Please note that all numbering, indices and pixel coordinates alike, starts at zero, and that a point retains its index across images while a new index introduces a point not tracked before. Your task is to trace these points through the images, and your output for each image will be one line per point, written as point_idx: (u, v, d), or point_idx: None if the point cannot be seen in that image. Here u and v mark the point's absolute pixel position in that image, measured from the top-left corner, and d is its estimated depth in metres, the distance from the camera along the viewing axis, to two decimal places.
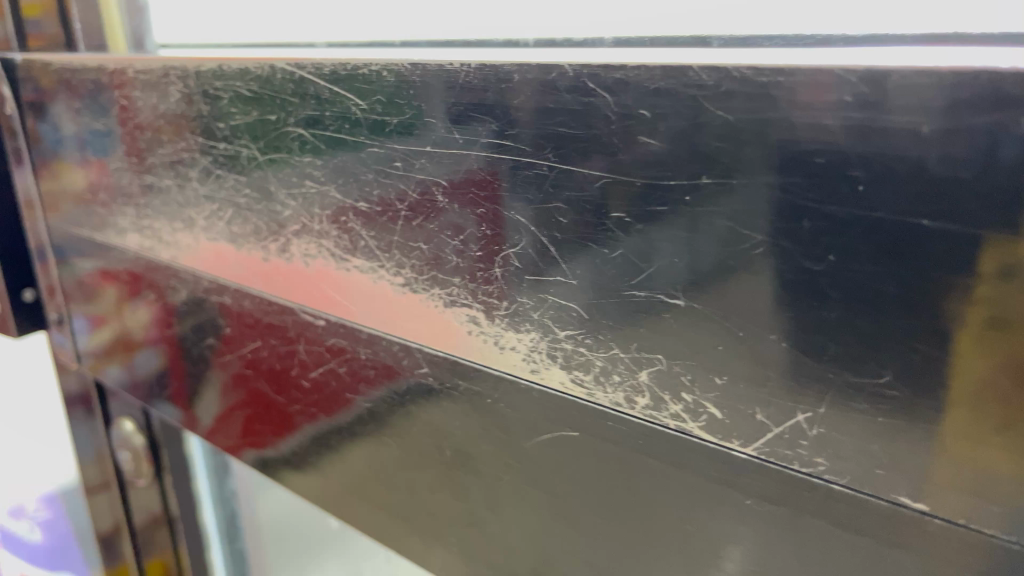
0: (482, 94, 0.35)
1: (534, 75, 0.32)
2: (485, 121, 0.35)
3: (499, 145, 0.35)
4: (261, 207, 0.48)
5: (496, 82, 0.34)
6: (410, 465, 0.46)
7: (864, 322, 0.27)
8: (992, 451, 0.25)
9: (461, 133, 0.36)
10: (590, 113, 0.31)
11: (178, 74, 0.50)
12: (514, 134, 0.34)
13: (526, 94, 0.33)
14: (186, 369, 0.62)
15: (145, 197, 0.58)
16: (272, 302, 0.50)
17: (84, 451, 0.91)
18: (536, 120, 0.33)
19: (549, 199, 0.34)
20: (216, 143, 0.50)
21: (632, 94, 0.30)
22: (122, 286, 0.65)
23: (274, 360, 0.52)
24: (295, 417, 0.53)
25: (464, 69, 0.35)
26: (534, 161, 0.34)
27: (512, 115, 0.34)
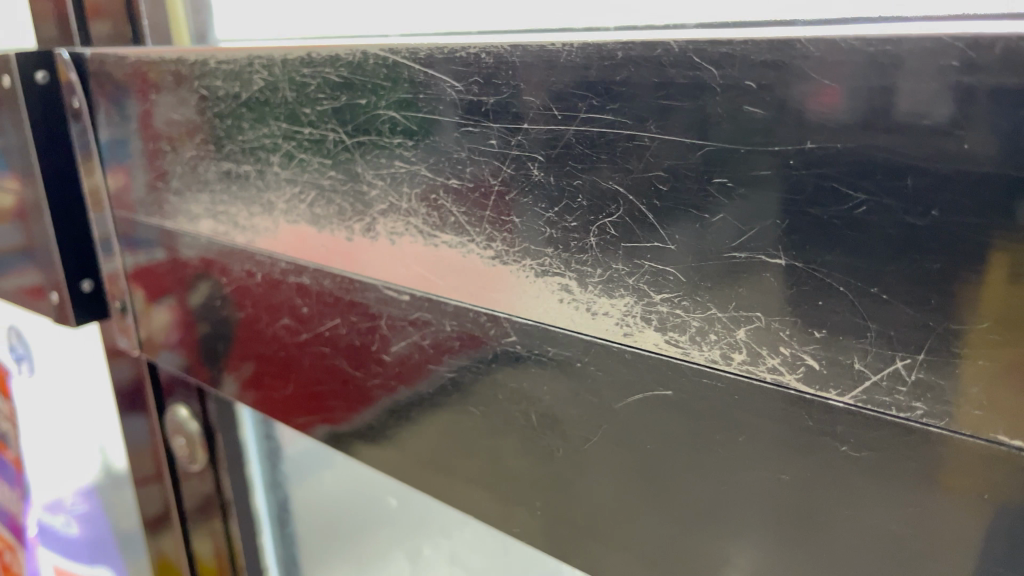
0: (585, 72, 0.37)
1: (640, 52, 0.35)
2: (586, 97, 0.37)
3: (600, 119, 0.37)
4: (346, 188, 0.51)
5: (599, 60, 0.36)
6: (494, 432, 0.48)
7: (966, 271, 0.29)
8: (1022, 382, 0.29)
9: (561, 109, 0.38)
10: (695, 86, 0.34)
11: (263, 63, 0.53)
12: (616, 109, 0.36)
13: (630, 70, 0.35)
14: (241, 359, 0.66)
15: (222, 184, 0.60)
16: (354, 280, 0.52)
17: (134, 439, 0.93)
18: (638, 94, 0.35)
19: (649, 169, 0.36)
20: (301, 129, 0.52)
21: (739, 67, 0.32)
22: (151, 292, 0.75)
23: (355, 337, 0.54)
24: (373, 391, 0.55)
25: (567, 49, 0.37)
26: (635, 133, 0.36)
27: (614, 90, 0.36)
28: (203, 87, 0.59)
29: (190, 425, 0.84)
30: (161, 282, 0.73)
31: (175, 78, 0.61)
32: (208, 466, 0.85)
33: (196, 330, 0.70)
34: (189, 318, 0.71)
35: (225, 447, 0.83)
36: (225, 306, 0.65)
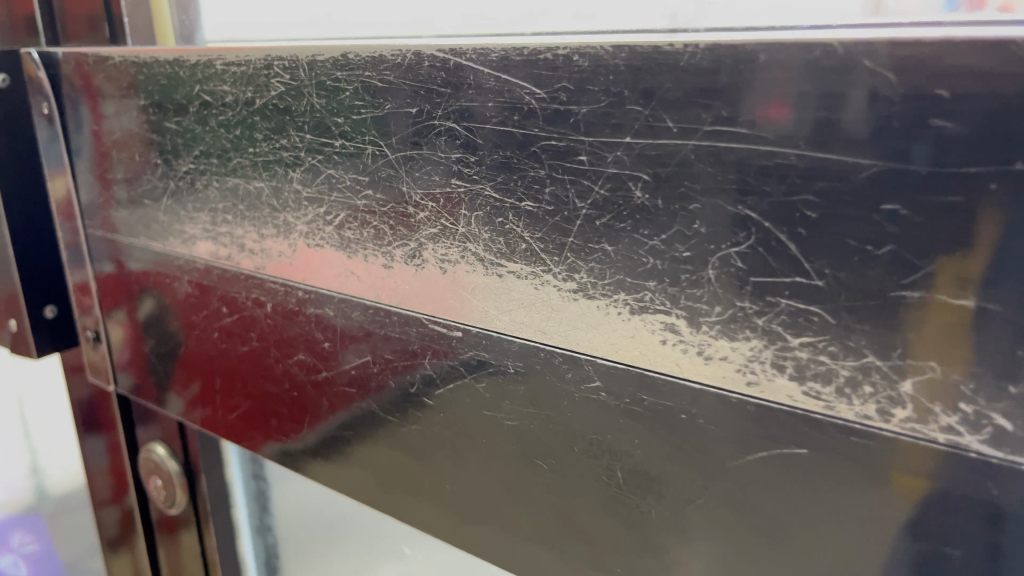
0: (713, 78, 0.31)
1: (789, 54, 0.30)
2: (712, 107, 0.32)
3: (730, 132, 0.31)
4: (387, 208, 0.44)
5: (733, 63, 0.31)
6: (562, 490, 0.41)
7: None
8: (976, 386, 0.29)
9: (678, 121, 0.33)
10: (865, 95, 0.28)
11: (284, 64, 0.46)
12: (752, 121, 0.31)
13: (775, 76, 0.30)
14: (241, 399, 0.58)
15: (225, 201, 0.53)
16: (391, 313, 0.46)
17: (94, 464, 0.83)
18: (782, 102, 0.30)
19: (794, 192, 0.31)
20: (331, 140, 0.45)
21: (926, 73, 0.27)
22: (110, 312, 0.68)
23: (390, 377, 0.48)
24: (409, 437, 0.48)
25: (689, 50, 0.32)
26: (777, 150, 0.31)
27: (750, 98, 0.31)
28: (205, 93, 0.52)
29: (168, 465, 0.75)
30: (120, 303, 0.66)
31: (172, 82, 0.54)
32: (188, 510, 0.77)
33: (161, 353, 0.64)
34: (151, 342, 0.65)
35: (207, 489, 0.75)
36: (222, 338, 0.57)
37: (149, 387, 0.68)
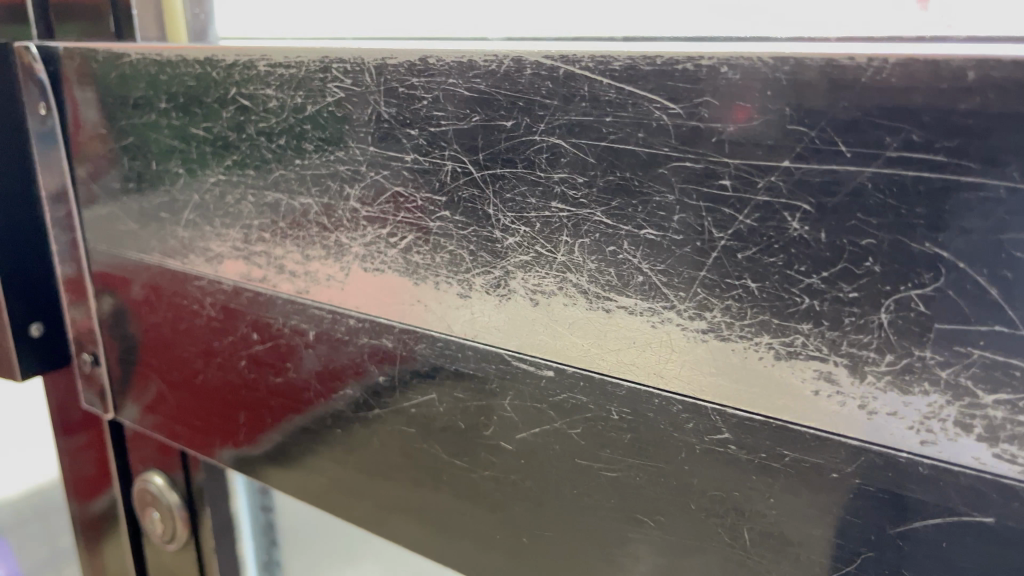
0: (904, 97, 0.27)
1: (1009, 74, 0.26)
2: (900, 130, 0.28)
3: (922, 159, 0.27)
4: (468, 231, 0.39)
5: (932, 81, 0.27)
6: (672, 550, 0.37)
7: None
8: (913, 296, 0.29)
9: (854, 145, 0.29)
10: None
11: (345, 67, 0.41)
12: (951, 147, 0.27)
13: (987, 98, 0.26)
14: (269, 433, 0.53)
15: (262, 217, 0.48)
16: (466, 347, 0.41)
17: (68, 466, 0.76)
18: (994, 127, 0.26)
19: (1000, 230, 0.27)
20: (401, 155, 0.41)
21: None
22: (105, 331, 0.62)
23: (458, 417, 0.43)
24: (476, 485, 0.43)
25: (875, 65, 0.28)
26: (983, 182, 0.27)
27: (951, 122, 0.27)
28: (244, 97, 0.46)
29: (168, 497, 0.69)
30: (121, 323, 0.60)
31: (202, 83, 0.48)
32: (188, 544, 0.70)
33: (168, 380, 0.58)
34: (156, 367, 0.59)
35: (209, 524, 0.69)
36: (250, 367, 0.52)
37: (149, 416, 0.61)
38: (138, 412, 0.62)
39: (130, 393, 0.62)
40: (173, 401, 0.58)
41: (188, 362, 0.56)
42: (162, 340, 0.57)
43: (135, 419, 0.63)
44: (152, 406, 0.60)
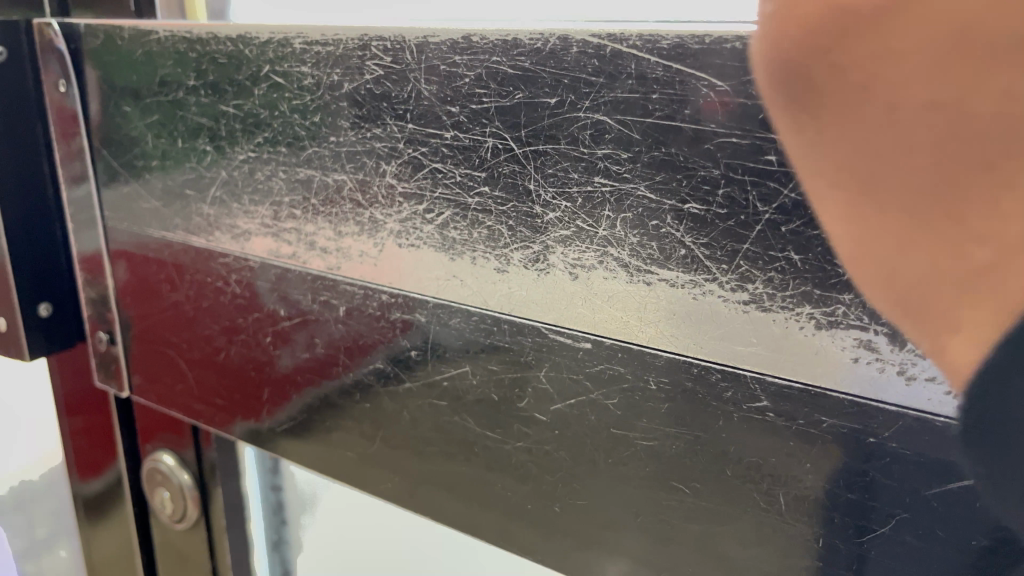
0: None
1: None
2: None
3: None
4: (507, 207, 0.40)
5: None
6: (706, 515, 0.38)
7: None
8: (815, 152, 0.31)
9: None
10: None
11: (385, 45, 0.42)
12: None
13: None
14: (293, 409, 0.53)
15: (293, 193, 0.49)
16: (501, 321, 0.42)
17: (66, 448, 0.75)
18: None
19: None
20: (440, 132, 0.41)
21: None
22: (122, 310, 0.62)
23: (492, 390, 0.44)
24: (509, 455, 0.44)
25: None
26: None
27: None
28: (277, 74, 0.47)
29: (179, 477, 0.69)
30: (140, 301, 0.60)
31: (233, 61, 0.48)
32: (197, 524, 0.71)
33: (188, 357, 0.59)
34: (176, 344, 0.59)
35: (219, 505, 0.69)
36: (275, 343, 0.52)
37: (167, 393, 0.62)
38: (154, 390, 0.62)
39: (147, 371, 0.62)
40: (193, 378, 0.59)
41: (209, 339, 0.56)
42: (182, 317, 0.58)
43: (151, 397, 0.63)
44: (171, 383, 0.61)
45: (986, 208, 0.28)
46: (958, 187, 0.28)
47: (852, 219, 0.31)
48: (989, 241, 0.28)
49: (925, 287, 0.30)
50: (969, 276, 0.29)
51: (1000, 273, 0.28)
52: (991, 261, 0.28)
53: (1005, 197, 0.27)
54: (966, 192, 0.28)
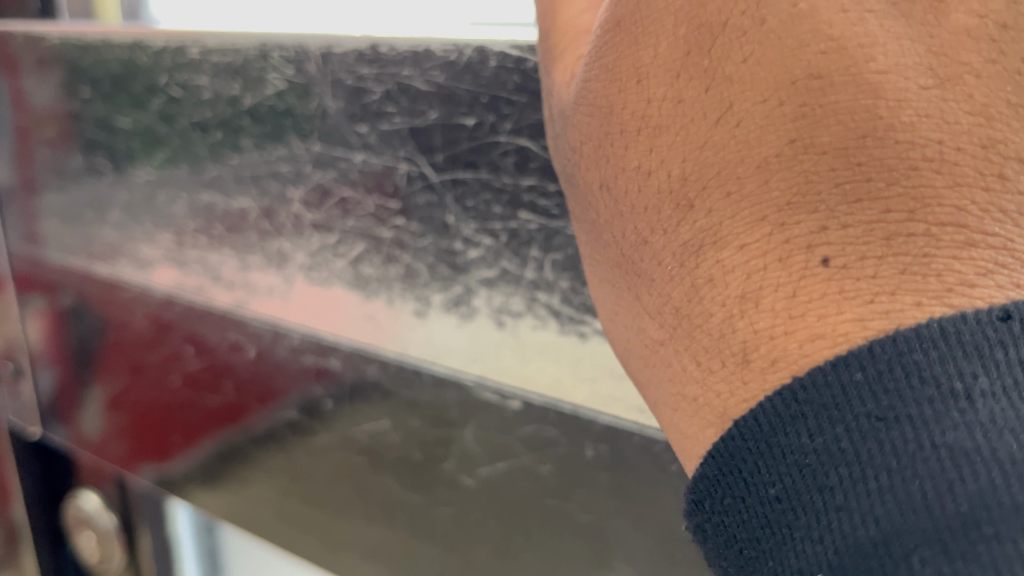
0: None
1: None
2: None
3: None
4: (424, 241, 0.35)
5: None
6: None
7: None
8: (638, 196, 0.19)
9: None
10: None
11: (287, 55, 0.36)
12: None
13: None
14: (207, 457, 0.48)
15: (195, 219, 0.43)
16: (422, 371, 0.37)
17: None
18: None
19: None
20: (349, 154, 0.36)
21: None
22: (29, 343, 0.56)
23: (413, 448, 0.38)
24: (434, 522, 0.39)
25: None
26: None
27: None
28: (175, 86, 0.41)
29: (103, 518, 0.63)
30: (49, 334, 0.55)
31: (128, 70, 0.43)
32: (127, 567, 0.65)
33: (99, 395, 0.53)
34: (87, 381, 0.53)
35: (146, 546, 0.63)
36: (185, 385, 0.47)
37: (81, 433, 0.56)
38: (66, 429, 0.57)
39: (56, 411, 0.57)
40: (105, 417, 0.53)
41: (120, 376, 0.51)
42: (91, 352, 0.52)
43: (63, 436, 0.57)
44: (83, 423, 0.55)
45: (694, 291, 0.18)
46: (664, 265, 0.19)
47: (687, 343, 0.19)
48: (706, 333, 0.18)
49: (661, 395, 0.20)
50: (678, 379, 0.19)
51: (710, 394, 0.18)
52: (716, 371, 0.18)
53: (710, 279, 0.18)
54: (673, 272, 0.19)
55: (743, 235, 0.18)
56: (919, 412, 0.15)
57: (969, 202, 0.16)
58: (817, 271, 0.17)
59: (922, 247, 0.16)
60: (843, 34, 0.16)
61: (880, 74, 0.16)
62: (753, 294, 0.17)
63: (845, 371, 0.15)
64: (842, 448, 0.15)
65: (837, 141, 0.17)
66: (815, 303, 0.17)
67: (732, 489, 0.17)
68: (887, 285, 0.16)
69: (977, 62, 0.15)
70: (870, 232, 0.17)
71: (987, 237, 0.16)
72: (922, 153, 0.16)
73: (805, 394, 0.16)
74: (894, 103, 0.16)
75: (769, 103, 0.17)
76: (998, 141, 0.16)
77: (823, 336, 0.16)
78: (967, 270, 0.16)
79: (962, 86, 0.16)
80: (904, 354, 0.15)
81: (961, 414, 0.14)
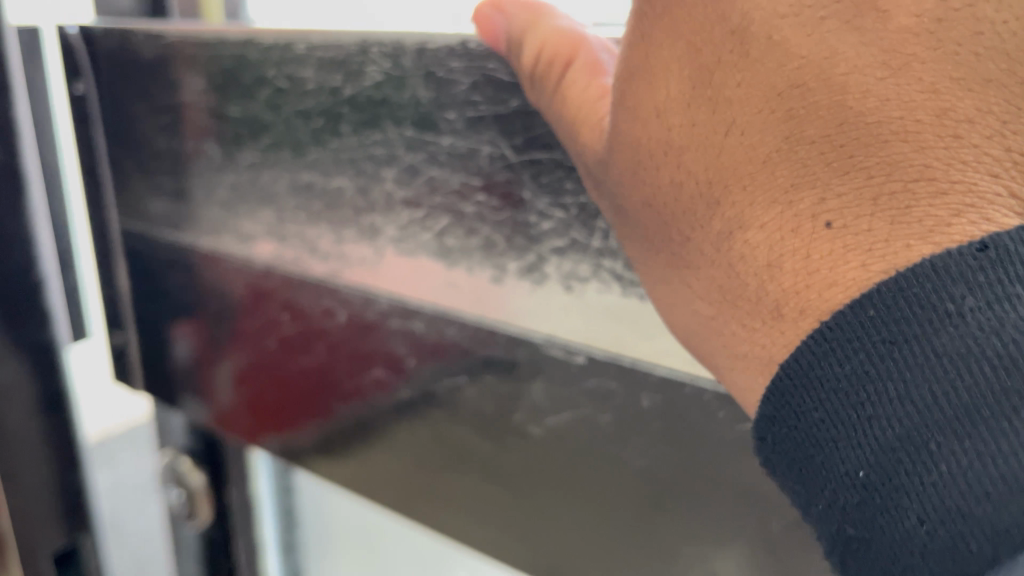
0: None
1: None
2: None
3: None
4: (503, 214, 0.40)
5: None
6: (699, 538, 0.37)
7: None
8: (682, 193, 0.26)
9: None
10: None
11: (384, 50, 0.40)
12: None
13: None
14: (304, 410, 0.53)
15: (297, 198, 0.49)
16: (496, 333, 0.41)
17: None
18: None
19: None
20: (437, 138, 0.40)
21: None
22: (140, 322, 0.63)
23: (486, 402, 0.43)
24: (505, 466, 0.43)
25: None
26: None
27: None
28: (281, 78, 0.45)
29: (191, 477, 0.67)
30: (155, 311, 0.61)
31: (237, 64, 0.47)
32: (215, 522, 0.70)
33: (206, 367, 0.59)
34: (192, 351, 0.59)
35: (233, 502, 0.68)
36: (282, 347, 0.52)
37: (190, 400, 0.62)
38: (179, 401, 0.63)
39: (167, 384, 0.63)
40: (211, 383, 0.59)
41: (223, 340, 0.56)
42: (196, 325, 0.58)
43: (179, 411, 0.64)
44: (192, 395, 0.62)
45: (733, 266, 0.25)
46: (711, 249, 0.26)
47: (735, 301, 0.26)
48: (750, 295, 0.25)
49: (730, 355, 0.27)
50: (739, 338, 0.26)
51: (761, 344, 0.25)
52: (759, 328, 0.25)
53: (742, 256, 0.25)
54: (718, 254, 0.26)
55: (762, 217, 0.24)
56: (923, 333, 0.21)
57: (935, 160, 0.22)
58: (825, 231, 0.23)
59: (905, 202, 0.22)
60: (810, 54, 0.23)
61: (845, 76, 0.22)
62: (777, 261, 0.24)
63: (861, 310, 0.22)
64: (866, 371, 0.21)
65: (823, 135, 0.23)
66: (826, 258, 0.23)
67: (791, 416, 0.23)
68: (880, 237, 0.22)
69: (922, 52, 0.22)
70: (862, 196, 0.23)
71: (954, 184, 0.22)
72: (889, 129, 0.22)
73: (832, 332, 0.22)
74: (859, 95, 0.22)
75: (761, 113, 0.23)
76: (946, 112, 0.22)
77: (835, 284, 0.23)
78: (943, 213, 0.22)
79: (913, 73, 0.22)
80: (906, 290, 0.21)
81: (954, 328, 0.20)
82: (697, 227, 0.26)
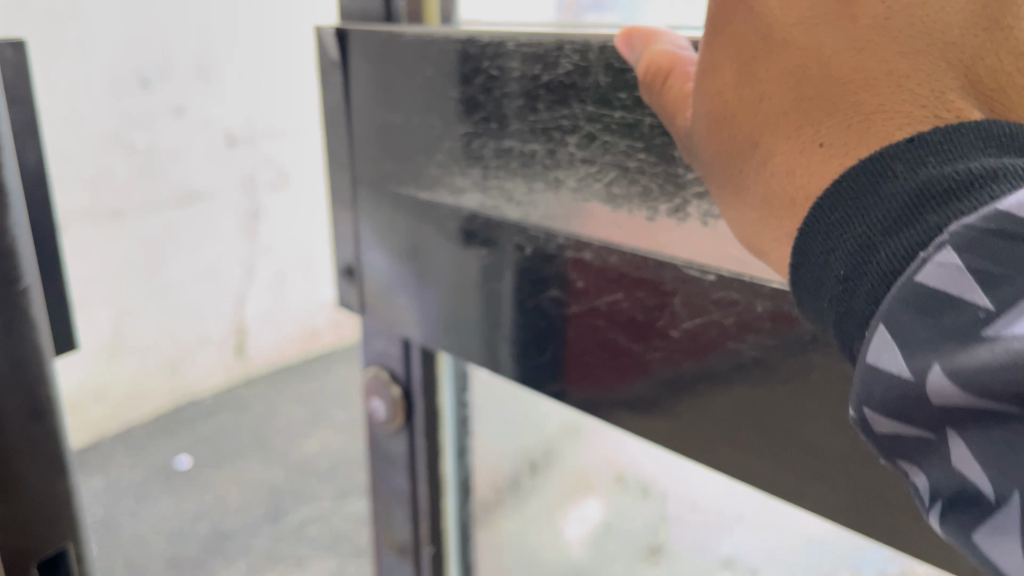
0: None
1: None
2: None
3: None
4: (658, 168, 0.53)
5: None
6: (800, 413, 0.50)
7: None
8: (739, 136, 0.43)
9: None
10: None
11: (576, 48, 0.54)
12: None
13: None
14: (491, 324, 0.69)
15: (494, 160, 0.64)
16: (647, 259, 0.55)
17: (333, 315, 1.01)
18: None
19: None
20: (612, 112, 0.54)
21: None
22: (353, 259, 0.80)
23: (639, 312, 0.57)
24: (652, 363, 0.57)
25: None
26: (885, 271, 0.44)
27: None
28: (493, 67, 0.61)
29: None
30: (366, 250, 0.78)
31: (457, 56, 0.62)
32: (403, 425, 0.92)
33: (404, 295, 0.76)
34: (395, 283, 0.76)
35: None
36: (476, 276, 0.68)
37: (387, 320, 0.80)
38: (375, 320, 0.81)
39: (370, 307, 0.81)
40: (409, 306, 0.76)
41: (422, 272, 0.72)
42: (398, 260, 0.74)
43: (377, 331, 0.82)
44: (389, 316, 0.79)
45: (771, 176, 0.42)
46: (756, 170, 0.43)
47: (776, 201, 0.42)
48: (781, 197, 0.41)
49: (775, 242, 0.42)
50: (774, 226, 0.42)
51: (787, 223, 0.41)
52: (785, 212, 0.41)
53: (772, 167, 0.42)
54: (761, 170, 0.42)
55: (783, 140, 0.41)
56: (863, 191, 0.36)
57: (887, 101, 0.39)
58: (819, 147, 0.40)
59: (870, 125, 0.39)
60: (803, 42, 0.41)
61: (828, 54, 0.41)
62: (792, 169, 0.41)
63: (838, 184, 0.37)
64: (835, 219, 0.37)
65: (817, 91, 0.41)
66: (821, 158, 0.40)
67: (803, 258, 0.38)
68: (852, 145, 0.39)
69: (874, 35, 0.40)
70: (843, 126, 0.39)
71: (896, 113, 0.38)
72: (855, 84, 0.40)
73: (822, 201, 0.38)
74: (836, 68, 0.40)
75: (781, 78, 0.42)
76: (887, 72, 0.39)
77: (827, 171, 0.39)
78: (889, 128, 0.38)
79: (864, 48, 0.40)
80: (859, 169, 0.37)
81: (885, 188, 0.36)
82: (748, 155, 0.43)
